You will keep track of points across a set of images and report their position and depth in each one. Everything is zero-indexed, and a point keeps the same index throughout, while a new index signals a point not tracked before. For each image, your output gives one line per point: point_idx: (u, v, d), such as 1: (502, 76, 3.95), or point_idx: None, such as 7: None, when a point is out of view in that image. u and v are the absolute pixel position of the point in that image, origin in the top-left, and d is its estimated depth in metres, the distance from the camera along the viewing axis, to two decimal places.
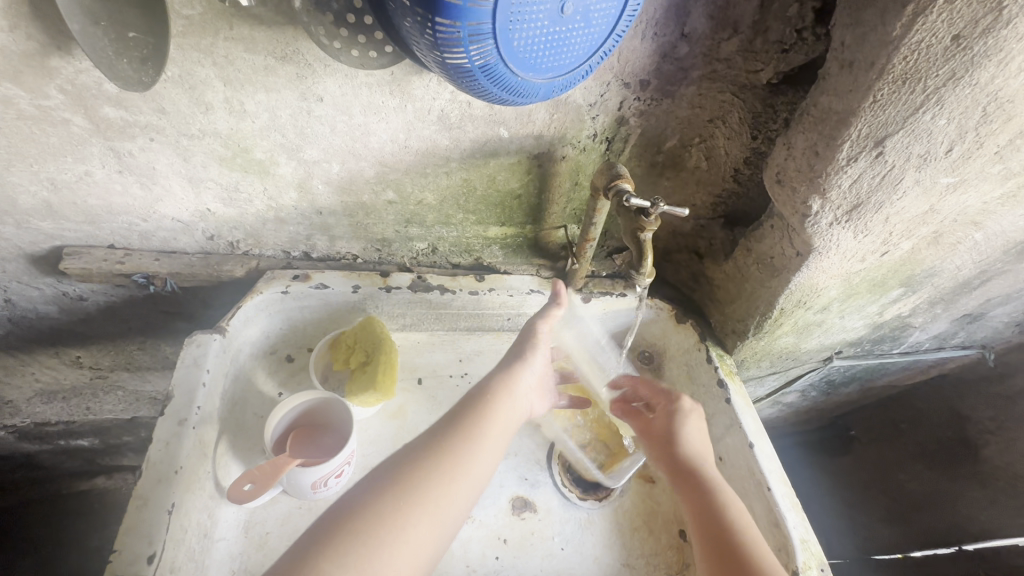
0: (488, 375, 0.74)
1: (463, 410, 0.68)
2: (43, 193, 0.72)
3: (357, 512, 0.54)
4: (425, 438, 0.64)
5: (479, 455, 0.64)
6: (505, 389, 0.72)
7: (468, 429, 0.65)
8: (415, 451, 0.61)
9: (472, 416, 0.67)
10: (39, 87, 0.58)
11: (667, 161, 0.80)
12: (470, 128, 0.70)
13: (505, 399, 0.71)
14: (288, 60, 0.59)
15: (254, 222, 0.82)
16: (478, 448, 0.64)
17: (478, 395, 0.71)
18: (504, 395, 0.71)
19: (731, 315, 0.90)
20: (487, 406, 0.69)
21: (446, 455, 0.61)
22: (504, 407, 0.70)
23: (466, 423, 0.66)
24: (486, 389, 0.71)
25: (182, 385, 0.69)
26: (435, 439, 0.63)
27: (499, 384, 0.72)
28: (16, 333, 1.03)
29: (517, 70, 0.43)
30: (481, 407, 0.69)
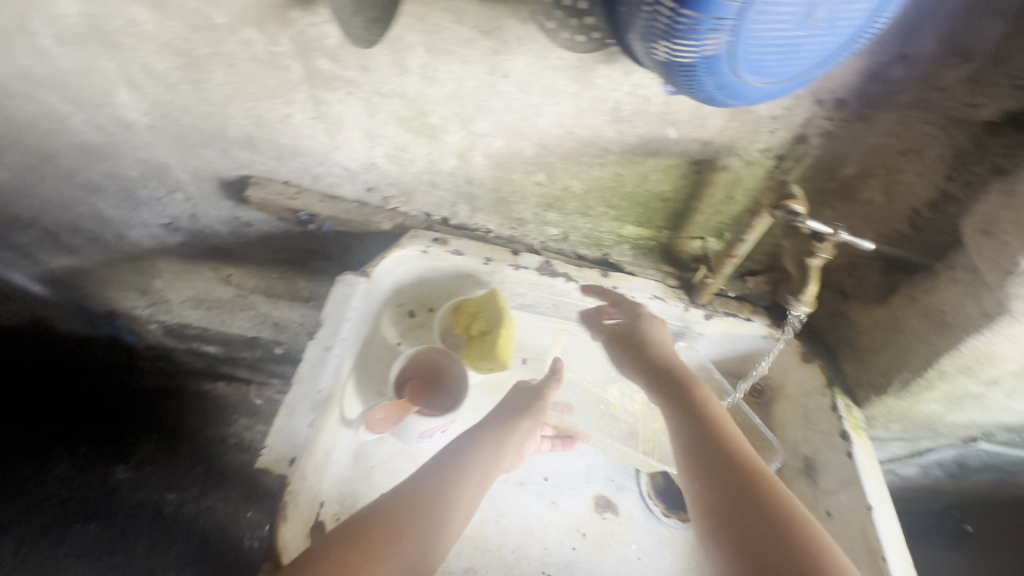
0: (481, 427, 0.78)
1: (452, 451, 0.73)
2: (249, 127, 0.82)
3: (364, 528, 0.60)
4: (423, 472, 0.69)
5: (465, 492, 0.69)
6: (497, 442, 0.76)
7: (460, 469, 0.70)
8: (411, 485, 0.67)
9: (458, 459, 0.72)
10: (275, 34, 0.66)
11: (838, 189, 0.74)
12: (639, 124, 0.70)
13: (490, 455, 0.74)
14: (489, 35, 0.62)
15: (410, 181, 0.88)
16: (466, 488, 0.69)
17: (469, 444, 0.75)
18: (495, 441, 0.76)
19: (871, 365, 0.83)
20: (476, 449, 0.74)
21: (436, 491, 0.66)
22: (495, 448, 0.75)
23: (457, 465, 0.71)
24: (476, 437, 0.76)
25: (332, 316, 0.76)
26: (431, 475, 0.69)
27: (487, 439, 0.76)
28: (190, 244, 1.19)
29: (742, 72, 0.42)
30: (470, 444, 0.74)
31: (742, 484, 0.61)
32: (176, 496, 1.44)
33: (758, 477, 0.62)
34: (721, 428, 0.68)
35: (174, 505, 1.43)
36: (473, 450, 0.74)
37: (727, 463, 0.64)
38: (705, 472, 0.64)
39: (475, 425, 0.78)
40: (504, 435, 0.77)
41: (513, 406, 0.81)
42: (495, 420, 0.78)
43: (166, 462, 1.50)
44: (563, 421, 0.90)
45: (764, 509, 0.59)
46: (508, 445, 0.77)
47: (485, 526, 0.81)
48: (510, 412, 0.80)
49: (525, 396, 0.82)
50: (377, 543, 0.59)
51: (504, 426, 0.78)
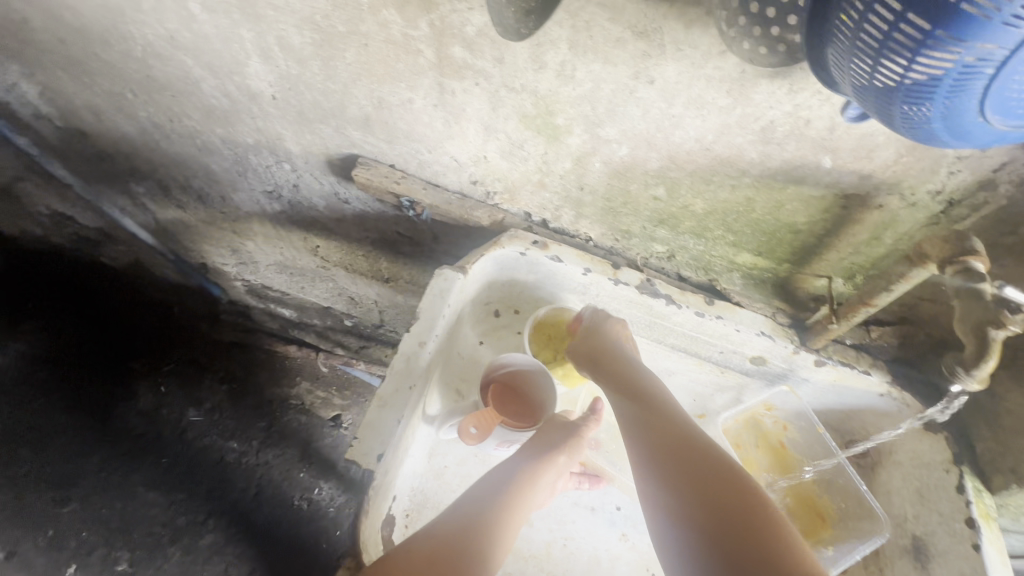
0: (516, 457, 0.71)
1: (479, 485, 0.68)
2: (368, 108, 0.81)
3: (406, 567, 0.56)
4: (454, 507, 0.65)
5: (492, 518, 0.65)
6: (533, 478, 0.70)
7: (493, 501, 0.66)
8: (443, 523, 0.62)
9: (494, 493, 0.67)
10: (415, 18, 0.64)
11: (1015, 247, 0.64)
12: (790, 148, 0.63)
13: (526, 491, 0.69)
14: (644, 37, 0.57)
15: (518, 179, 0.85)
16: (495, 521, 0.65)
17: (503, 477, 0.69)
18: (532, 477, 0.70)
19: (1016, 450, 0.72)
20: (511, 483, 0.68)
21: (466, 527, 0.62)
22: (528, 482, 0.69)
23: (485, 500, 0.66)
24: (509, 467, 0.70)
25: (427, 310, 0.74)
26: (462, 509, 0.65)
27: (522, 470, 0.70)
28: (286, 213, 1.22)
29: (988, 110, 0.35)
30: (498, 473, 0.70)
31: (722, 504, 0.55)
32: (239, 447, 1.47)
33: (736, 492, 0.56)
34: (690, 441, 0.62)
35: (237, 455, 1.45)
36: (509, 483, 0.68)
37: (695, 483, 0.58)
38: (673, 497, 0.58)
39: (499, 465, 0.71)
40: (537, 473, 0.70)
41: (542, 440, 0.73)
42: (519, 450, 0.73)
43: (232, 413, 1.53)
44: (589, 458, 0.84)
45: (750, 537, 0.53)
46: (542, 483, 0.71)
47: (552, 548, 0.77)
48: (542, 447, 0.72)
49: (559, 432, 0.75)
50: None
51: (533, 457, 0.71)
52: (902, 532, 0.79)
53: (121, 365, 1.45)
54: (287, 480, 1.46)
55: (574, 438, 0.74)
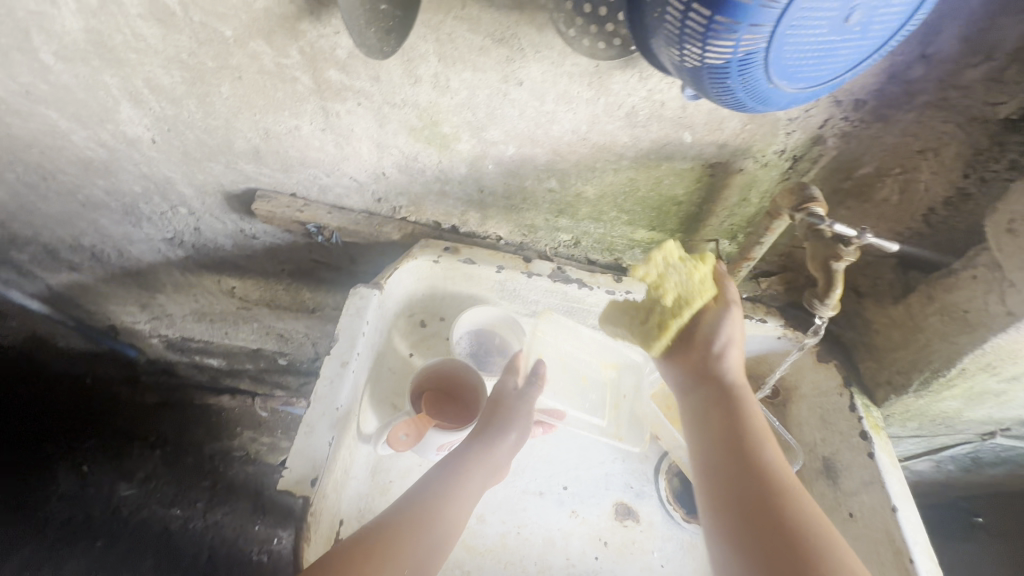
0: (470, 442, 0.73)
1: (444, 468, 0.69)
2: (255, 140, 0.81)
3: (366, 540, 0.57)
4: (422, 488, 0.66)
5: (452, 506, 0.65)
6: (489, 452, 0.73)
7: (451, 486, 0.67)
8: (408, 504, 0.63)
9: (451, 477, 0.68)
10: (284, 47, 0.65)
11: (854, 189, 0.74)
12: (654, 128, 0.69)
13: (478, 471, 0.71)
14: (503, 42, 0.61)
15: (420, 191, 0.87)
16: (455, 500, 0.66)
17: (458, 461, 0.71)
18: (483, 455, 0.72)
19: (888, 364, 0.82)
20: (465, 465, 0.70)
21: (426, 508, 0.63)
22: (487, 462, 0.72)
23: (443, 481, 0.67)
24: (464, 452, 0.72)
25: (346, 331, 0.75)
26: (426, 497, 0.65)
27: (475, 452, 0.72)
28: (193, 257, 1.17)
29: (774, 77, 0.41)
30: (466, 459, 0.71)
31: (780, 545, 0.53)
32: (183, 512, 1.46)
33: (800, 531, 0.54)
34: (750, 448, 0.63)
35: (181, 521, 1.45)
36: (466, 465, 0.70)
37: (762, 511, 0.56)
38: (722, 503, 0.59)
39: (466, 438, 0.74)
40: (492, 444, 0.74)
41: (501, 415, 0.77)
42: (481, 434, 0.74)
43: (170, 478, 1.53)
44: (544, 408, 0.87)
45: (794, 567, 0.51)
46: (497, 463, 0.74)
47: (507, 539, 0.80)
48: (494, 427, 0.75)
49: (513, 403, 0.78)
50: (378, 551, 0.57)
51: (492, 437, 0.74)
52: (815, 456, 0.88)
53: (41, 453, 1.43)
54: (241, 536, 1.45)
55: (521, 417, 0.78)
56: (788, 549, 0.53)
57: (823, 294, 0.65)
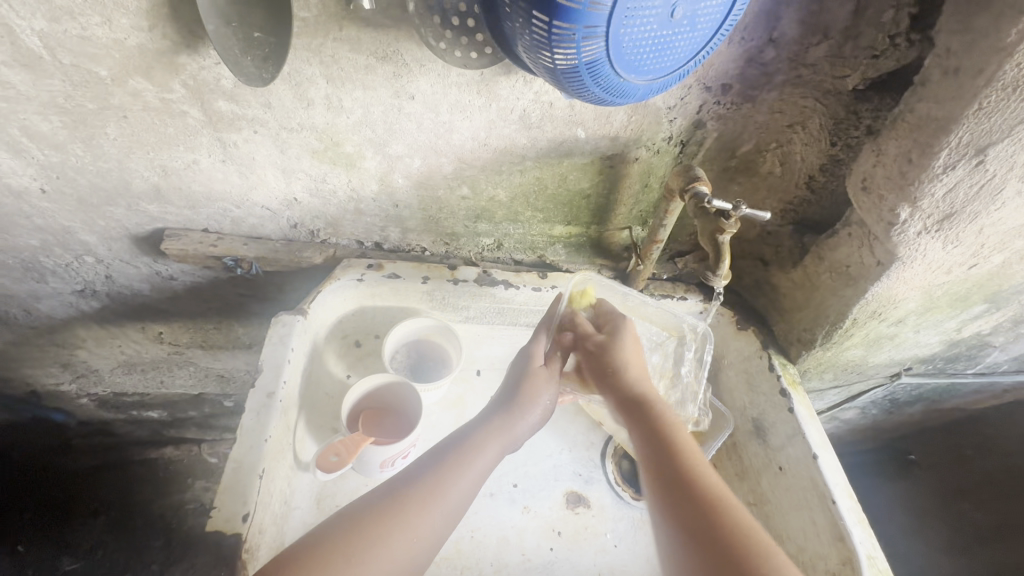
0: (477, 423, 0.70)
1: (447, 447, 0.66)
2: (154, 179, 0.79)
3: (334, 537, 0.55)
4: (406, 475, 0.62)
5: (451, 485, 0.62)
6: (505, 426, 0.70)
7: (445, 466, 0.63)
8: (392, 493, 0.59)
9: (446, 457, 0.64)
10: (166, 81, 0.64)
11: (740, 166, 0.80)
12: (549, 128, 0.73)
13: (490, 446, 0.68)
14: (387, 60, 0.62)
15: (336, 212, 0.87)
16: (451, 480, 0.62)
17: (459, 442, 0.67)
18: (492, 432, 0.69)
19: (796, 323, 0.88)
20: (466, 443, 0.67)
21: (405, 497, 0.59)
22: (500, 437, 0.69)
23: (443, 458, 0.64)
24: (467, 434, 0.68)
25: (270, 361, 0.73)
26: (412, 481, 0.61)
27: (482, 433, 0.69)
28: (110, 307, 1.11)
29: (622, 71, 0.44)
30: (470, 437, 0.68)
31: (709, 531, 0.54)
32: None
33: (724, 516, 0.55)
34: (672, 445, 0.63)
35: None
36: (467, 445, 0.66)
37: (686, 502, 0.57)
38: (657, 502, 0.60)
39: (473, 418, 0.71)
40: (508, 421, 0.71)
41: (519, 386, 0.74)
42: (500, 412, 0.72)
43: (116, 544, 1.45)
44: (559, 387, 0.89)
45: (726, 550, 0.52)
46: (513, 438, 0.71)
47: (461, 544, 0.81)
48: (506, 406, 0.72)
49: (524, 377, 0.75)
50: (343, 554, 0.53)
51: (506, 412, 0.72)
52: (745, 418, 0.93)
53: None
54: None
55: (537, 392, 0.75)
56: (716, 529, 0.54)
57: (716, 265, 0.71)
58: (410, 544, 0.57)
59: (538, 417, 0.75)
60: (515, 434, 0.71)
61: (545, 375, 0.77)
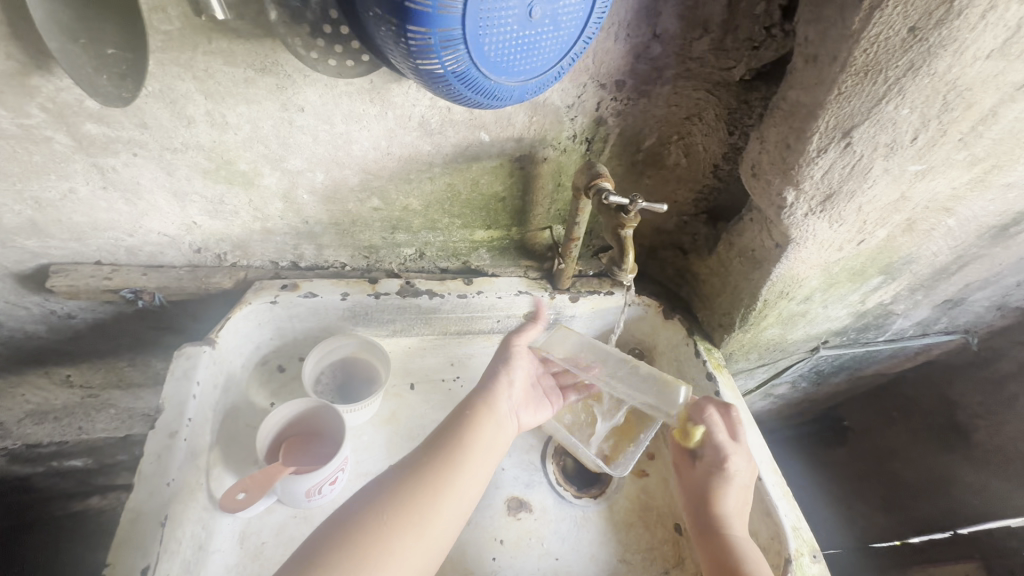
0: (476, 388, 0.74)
1: (452, 424, 0.68)
2: (28, 212, 0.72)
3: (363, 523, 0.57)
4: (436, 444, 0.66)
5: (458, 477, 0.63)
6: (492, 400, 0.72)
7: (450, 437, 0.67)
8: (409, 470, 0.63)
9: (458, 427, 0.68)
10: (20, 106, 0.59)
11: (647, 159, 0.81)
12: (451, 133, 0.72)
13: (489, 411, 0.71)
14: (267, 71, 0.60)
15: (242, 233, 0.82)
16: (466, 467, 0.65)
17: (466, 407, 0.71)
18: (483, 400, 0.72)
19: (716, 309, 0.91)
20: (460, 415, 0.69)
21: (432, 483, 0.62)
22: (495, 415, 0.71)
23: (451, 435, 0.67)
24: (469, 401, 0.72)
25: (173, 398, 0.69)
26: (420, 454, 0.65)
27: (480, 397, 0.72)
28: (4, 353, 1.02)
29: (491, 74, 0.44)
30: (466, 403, 0.72)
31: None
32: None
33: None
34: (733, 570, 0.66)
35: None
36: (464, 418, 0.69)
37: None
38: None
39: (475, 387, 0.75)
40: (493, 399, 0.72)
41: (502, 355, 0.79)
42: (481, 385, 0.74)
43: None
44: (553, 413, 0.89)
45: None
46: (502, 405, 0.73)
47: None
48: (489, 376, 0.76)
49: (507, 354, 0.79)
50: (378, 538, 0.56)
51: (492, 384, 0.74)
52: None
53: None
54: None
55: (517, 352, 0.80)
56: None
57: (621, 259, 0.72)
58: (434, 534, 0.59)
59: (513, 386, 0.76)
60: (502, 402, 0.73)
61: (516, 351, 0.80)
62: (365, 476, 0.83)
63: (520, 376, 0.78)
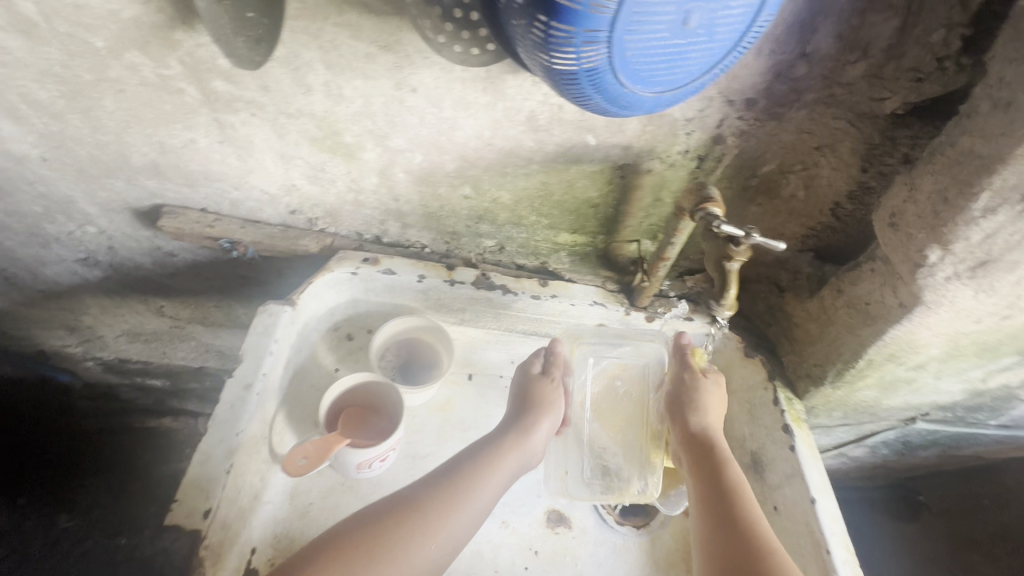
0: (503, 423, 0.79)
1: (481, 448, 0.74)
2: (152, 155, 0.77)
3: (372, 525, 0.61)
4: (454, 467, 0.70)
5: (458, 517, 0.65)
6: (518, 437, 0.76)
7: (469, 462, 0.71)
8: (429, 486, 0.67)
9: (477, 457, 0.73)
10: (162, 57, 0.62)
11: (761, 186, 0.75)
12: (557, 132, 0.69)
13: (513, 446, 0.75)
14: (389, 49, 0.59)
15: (335, 202, 0.84)
16: (480, 490, 0.69)
17: (494, 438, 0.76)
18: (513, 436, 0.76)
19: (807, 358, 0.83)
20: (482, 444, 0.75)
21: (442, 500, 0.66)
22: (513, 460, 0.74)
23: (476, 462, 0.72)
24: (497, 436, 0.77)
25: (251, 350, 0.72)
26: (441, 475, 0.69)
27: (509, 433, 0.77)
28: (113, 277, 1.11)
29: (626, 81, 0.40)
30: (496, 436, 0.77)
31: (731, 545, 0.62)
32: (128, 540, 1.38)
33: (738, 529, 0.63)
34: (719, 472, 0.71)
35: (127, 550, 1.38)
36: (494, 448, 0.74)
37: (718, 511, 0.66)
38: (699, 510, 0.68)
39: (505, 418, 0.80)
40: (522, 435, 0.77)
41: (529, 391, 0.81)
42: (513, 424, 0.78)
43: (114, 506, 1.43)
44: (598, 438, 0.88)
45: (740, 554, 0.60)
46: (532, 447, 0.77)
47: None
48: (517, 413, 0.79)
49: (532, 386, 0.82)
50: (366, 550, 0.59)
51: (520, 421, 0.78)
52: (743, 450, 0.88)
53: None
54: None
55: (546, 395, 0.81)
56: (738, 541, 0.62)
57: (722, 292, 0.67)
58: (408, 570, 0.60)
59: (545, 431, 0.79)
60: (532, 441, 0.77)
61: (546, 385, 0.82)
62: (411, 458, 0.85)
63: (548, 424, 0.80)
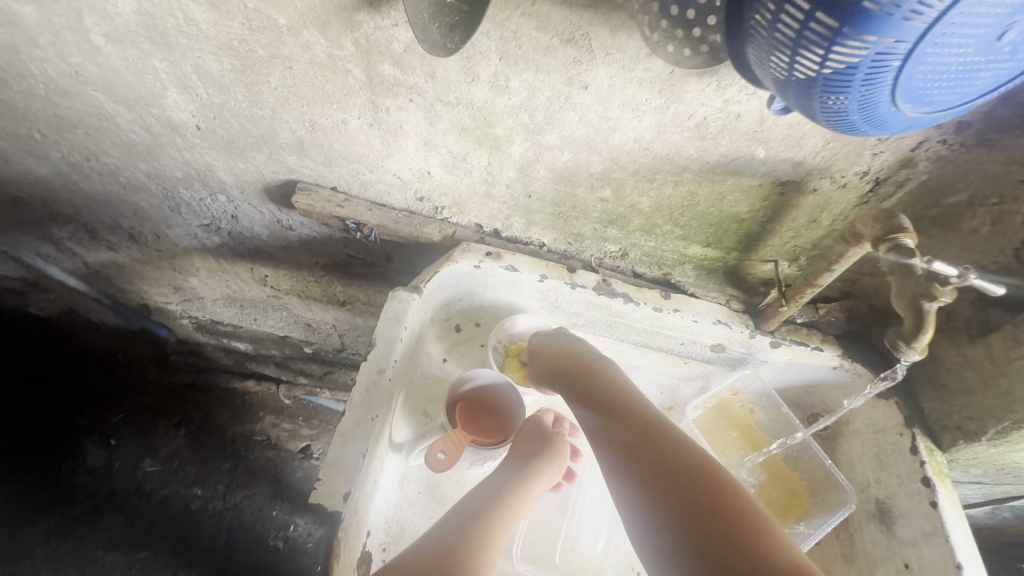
0: (508, 475, 0.71)
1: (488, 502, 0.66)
2: (301, 132, 0.78)
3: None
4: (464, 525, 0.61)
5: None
6: (521, 496, 0.69)
7: (482, 517, 0.64)
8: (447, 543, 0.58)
9: (484, 517, 0.64)
10: (339, 38, 0.62)
11: (940, 217, 0.68)
12: (725, 141, 0.65)
13: (518, 506, 0.68)
14: (572, 43, 0.57)
15: (465, 192, 0.83)
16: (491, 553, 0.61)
17: (500, 494, 0.68)
18: (521, 492, 0.70)
19: (959, 408, 0.75)
20: (491, 496, 0.68)
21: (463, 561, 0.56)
22: (513, 519, 0.67)
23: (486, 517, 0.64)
24: (502, 489, 0.69)
25: (384, 336, 0.71)
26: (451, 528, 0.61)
27: (514, 487, 0.69)
28: (228, 244, 1.15)
29: (899, 100, 0.36)
30: (502, 489, 0.69)
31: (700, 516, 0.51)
32: (204, 492, 1.40)
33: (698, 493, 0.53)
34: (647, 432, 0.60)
35: (202, 501, 1.39)
36: (502, 505, 0.66)
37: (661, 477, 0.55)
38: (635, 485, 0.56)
39: (504, 468, 0.73)
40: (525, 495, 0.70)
41: (538, 448, 0.75)
42: (519, 480, 0.70)
43: (193, 457, 1.44)
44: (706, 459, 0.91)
45: (712, 520, 0.50)
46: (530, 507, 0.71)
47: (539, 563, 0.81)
48: (524, 466, 0.73)
49: (536, 440, 0.76)
50: None
51: (525, 477, 0.71)
52: (866, 497, 0.82)
53: (55, 425, 1.35)
54: (259, 521, 1.40)
55: (554, 451, 0.76)
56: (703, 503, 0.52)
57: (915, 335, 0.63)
58: None
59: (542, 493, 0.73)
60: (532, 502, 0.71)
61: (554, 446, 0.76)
62: None
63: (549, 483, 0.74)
